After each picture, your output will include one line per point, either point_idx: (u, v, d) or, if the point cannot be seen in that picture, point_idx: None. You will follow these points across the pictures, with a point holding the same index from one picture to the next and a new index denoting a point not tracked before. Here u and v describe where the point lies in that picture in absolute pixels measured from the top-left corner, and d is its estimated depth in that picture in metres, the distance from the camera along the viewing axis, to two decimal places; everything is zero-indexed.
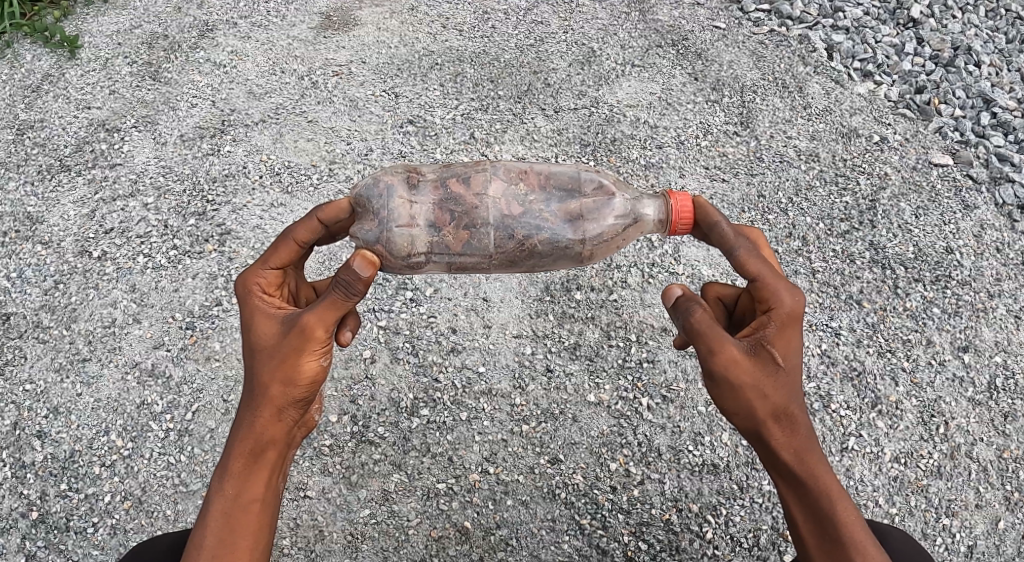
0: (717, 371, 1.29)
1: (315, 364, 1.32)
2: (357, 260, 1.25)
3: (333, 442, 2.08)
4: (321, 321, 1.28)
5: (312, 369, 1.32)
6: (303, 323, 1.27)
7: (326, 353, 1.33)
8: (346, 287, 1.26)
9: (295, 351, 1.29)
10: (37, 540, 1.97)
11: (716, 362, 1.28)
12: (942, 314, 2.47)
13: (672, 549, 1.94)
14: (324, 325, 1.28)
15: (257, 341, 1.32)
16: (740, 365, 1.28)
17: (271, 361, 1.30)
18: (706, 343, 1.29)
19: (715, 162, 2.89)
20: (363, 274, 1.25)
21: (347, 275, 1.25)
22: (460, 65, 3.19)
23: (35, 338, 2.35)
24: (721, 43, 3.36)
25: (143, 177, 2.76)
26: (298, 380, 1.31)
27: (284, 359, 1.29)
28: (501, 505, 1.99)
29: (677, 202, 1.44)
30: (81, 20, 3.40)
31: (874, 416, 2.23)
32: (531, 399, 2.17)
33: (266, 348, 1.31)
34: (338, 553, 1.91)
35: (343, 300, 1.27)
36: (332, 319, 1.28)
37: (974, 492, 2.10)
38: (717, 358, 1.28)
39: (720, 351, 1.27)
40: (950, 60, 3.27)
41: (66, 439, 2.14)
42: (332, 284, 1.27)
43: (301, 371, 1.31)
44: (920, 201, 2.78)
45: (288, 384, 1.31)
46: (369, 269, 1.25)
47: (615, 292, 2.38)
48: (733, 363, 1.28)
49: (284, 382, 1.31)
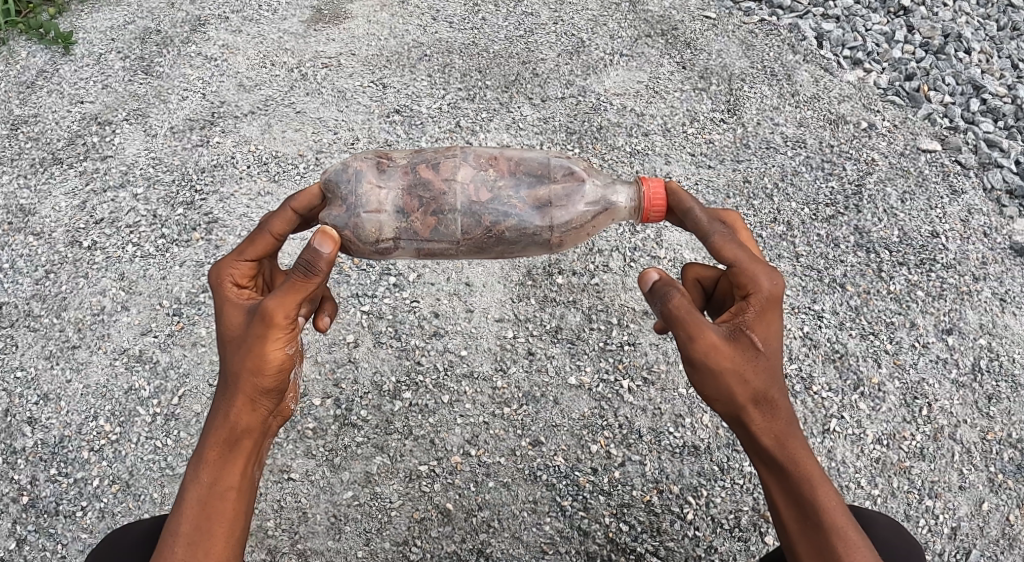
0: (697, 357, 1.29)
1: (282, 353, 1.33)
2: (318, 241, 1.28)
3: (316, 425, 2.10)
4: (283, 306, 1.28)
5: (279, 357, 1.33)
6: (264, 310, 1.27)
7: (291, 342, 1.34)
8: (307, 267, 1.27)
9: (261, 338, 1.30)
10: (27, 524, 1.99)
11: (695, 349, 1.28)
12: (927, 297, 2.47)
13: (653, 530, 1.94)
14: (285, 312, 1.28)
15: (228, 332, 1.34)
16: (720, 350, 1.27)
17: (241, 350, 1.32)
18: (685, 328, 1.28)
19: (701, 149, 2.89)
20: (323, 251, 1.28)
21: (312, 258, 1.27)
22: (449, 56, 3.20)
23: (26, 327, 2.38)
24: (710, 32, 3.36)
25: (134, 169, 2.78)
26: (266, 370, 1.33)
27: (252, 347, 1.30)
28: (482, 487, 2.01)
29: (649, 188, 1.45)
30: (75, 17, 3.43)
31: (856, 398, 2.23)
32: (513, 382, 2.19)
33: (236, 338, 1.33)
34: (321, 535, 1.92)
35: (305, 281, 1.28)
36: (292, 306, 1.28)
37: (957, 474, 2.10)
38: (696, 343, 1.27)
39: (699, 337, 1.27)
40: (940, 47, 3.26)
41: (55, 425, 2.16)
42: (293, 267, 1.28)
43: (269, 359, 1.32)
44: (907, 186, 2.78)
45: (257, 373, 1.32)
46: (330, 246, 1.28)
47: (597, 276, 2.40)
48: (712, 348, 1.27)
49: (253, 371, 1.32)
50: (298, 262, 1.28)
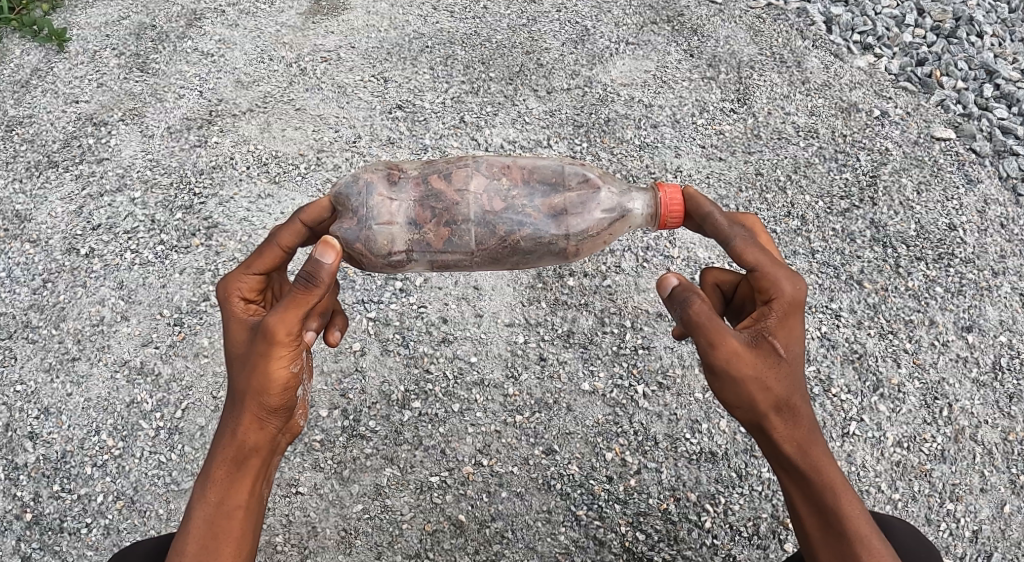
0: (720, 365, 1.22)
1: (286, 372, 1.27)
2: (320, 252, 1.22)
3: (324, 437, 2.05)
4: (285, 322, 1.22)
5: (283, 376, 1.27)
6: (266, 327, 1.22)
7: (296, 359, 1.28)
8: (308, 279, 1.22)
9: (264, 355, 1.24)
10: (31, 542, 1.95)
11: (716, 356, 1.22)
12: (945, 293, 2.41)
13: (670, 539, 1.90)
14: (287, 328, 1.22)
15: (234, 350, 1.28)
16: (742, 357, 1.21)
17: (246, 367, 1.26)
18: (705, 335, 1.22)
19: (712, 141, 2.82)
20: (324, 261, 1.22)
21: (312, 269, 1.21)
22: (450, 47, 3.12)
23: (25, 338, 2.32)
24: (717, 18, 3.26)
25: (131, 171, 2.71)
26: (271, 388, 1.27)
27: (256, 364, 1.25)
28: (496, 497, 1.96)
29: (666, 194, 1.39)
30: (68, 12, 3.32)
31: (876, 400, 2.18)
32: (525, 389, 2.14)
33: (241, 355, 1.28)
34: (332, 550, 1.88)
35: (306, 294, 1.22)
36: (294, 321, 1.22)
37: (978, 476, 2.06)
38: (718, 351, 1.21)
39: (721, 343, 1.21)
40: (952, 30, 3.17)
41: (57, 440, 2.11)
42: (293, 279, 1.22)
43: (273, 377, 1.26)
44: (922, 177, 2.72)
45: (263, 392, 1.26)
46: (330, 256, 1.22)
47: (609, 278, 2.34)
48: (734, 354, 1.21)
49: (258, 390, 1.26)
50: (299, 274, 1.23)
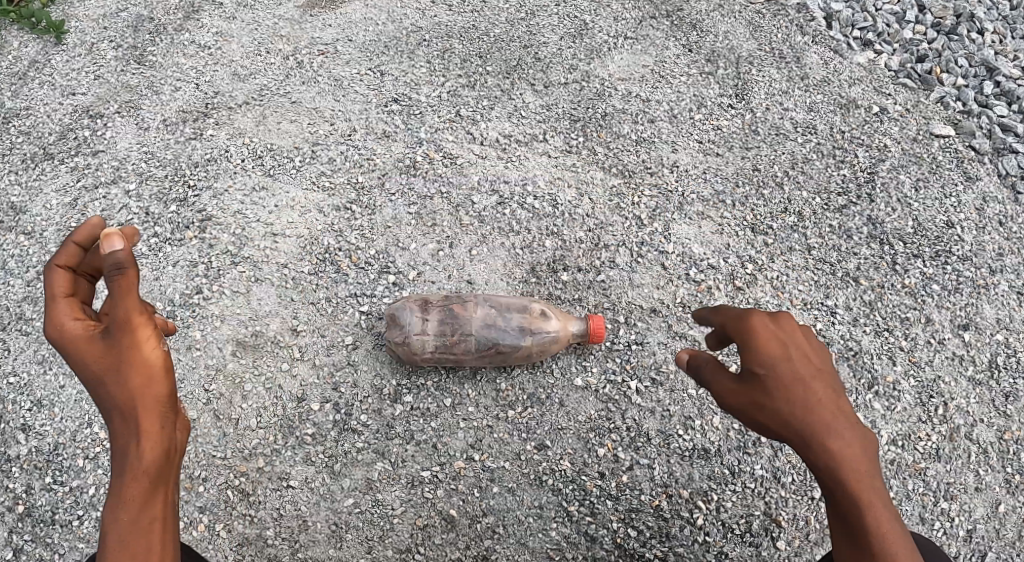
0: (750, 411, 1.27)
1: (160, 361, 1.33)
2: (111, 238, 1.28)
3: (316, 430, 2.07)
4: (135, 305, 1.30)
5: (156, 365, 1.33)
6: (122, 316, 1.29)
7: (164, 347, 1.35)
8: (120, 269, 1.29)
9: (129, 349, 1.30)
10: (24, 534, 1.96)
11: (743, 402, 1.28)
12: (942, 291, 2.40)
13: (661, 535, 1.91)
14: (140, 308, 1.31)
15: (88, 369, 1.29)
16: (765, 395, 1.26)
17: (124, 371, 1.30)
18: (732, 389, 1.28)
19: (709, 136, 2.80)
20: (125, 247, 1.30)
21: (116, 259, 1.28)
22: (449, 41, 3.10)
23: (19, 330, 2.31)
24: (716, 13, 3.24)
25: (126, 164, 2.70)
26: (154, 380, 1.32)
27: (131, 363, 1.30)
28: (487, 492, 1.97)
29: None
30: (66, 4, 3.31)
31: (870, 398, 2.17)
32: (517, 383, 2.12)
33: (106, 371, 1.29)
34: (323, 543, 1.91)
35: (128, 279, 1.29)
36: (137, 302, 1.31)
37: (973, 475, 2.05)
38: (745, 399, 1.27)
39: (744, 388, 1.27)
40: (952, 27, 3.15)
41: (49, 432, 2.11)
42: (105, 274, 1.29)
43: (150, 368, 1.32)
44: (921, 174, 2.70)
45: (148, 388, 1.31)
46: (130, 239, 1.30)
47: (603, 273, 2.38)
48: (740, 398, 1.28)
49: (142, 386, 1.31)
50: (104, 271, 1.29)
